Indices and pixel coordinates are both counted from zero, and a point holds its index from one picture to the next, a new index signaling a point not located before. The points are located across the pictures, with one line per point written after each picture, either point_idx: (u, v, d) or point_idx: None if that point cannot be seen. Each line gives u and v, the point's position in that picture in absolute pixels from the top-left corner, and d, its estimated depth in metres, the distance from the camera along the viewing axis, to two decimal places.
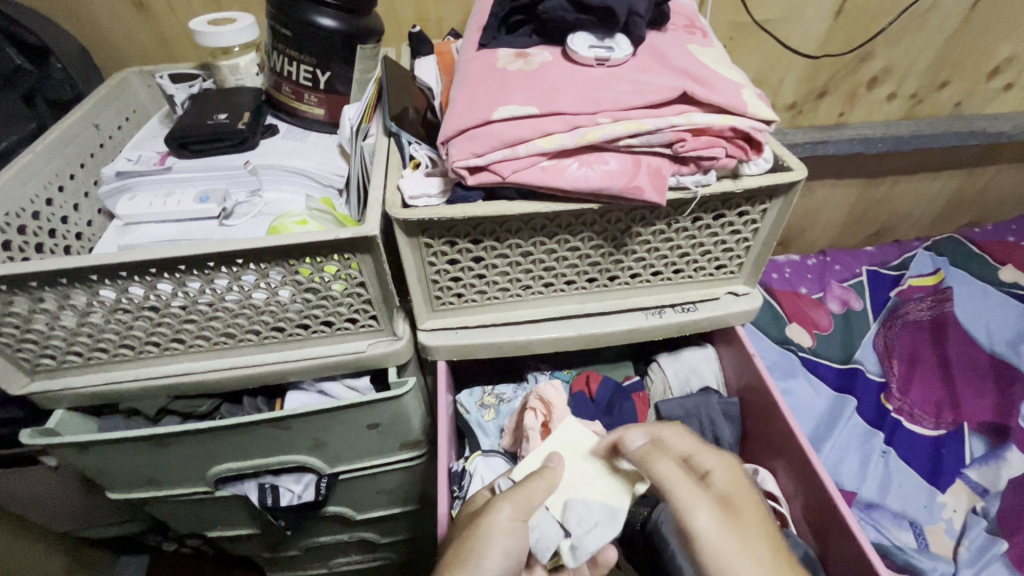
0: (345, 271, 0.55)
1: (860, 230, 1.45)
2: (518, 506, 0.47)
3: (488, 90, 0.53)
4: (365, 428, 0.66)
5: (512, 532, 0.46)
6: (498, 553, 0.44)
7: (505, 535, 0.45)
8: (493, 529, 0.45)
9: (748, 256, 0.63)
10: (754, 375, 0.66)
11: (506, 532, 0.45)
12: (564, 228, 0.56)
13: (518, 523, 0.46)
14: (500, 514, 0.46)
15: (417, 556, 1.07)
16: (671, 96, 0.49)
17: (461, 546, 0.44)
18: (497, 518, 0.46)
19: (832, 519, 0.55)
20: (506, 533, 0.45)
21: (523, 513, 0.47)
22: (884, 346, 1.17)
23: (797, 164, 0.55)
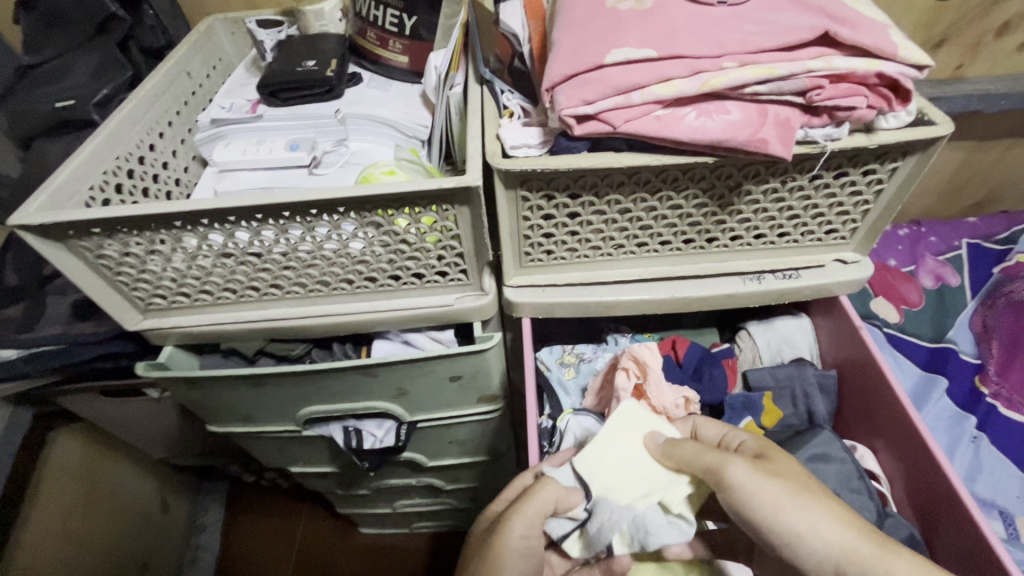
0: (441, 223, 0.54)
1: (961, 199, 1.31)
2: (529, 520, 0.46)
3: (599, 32, 0.49)
4: (447, 380, 0.68)
5: (529, 549, 0.46)
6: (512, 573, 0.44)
7: (514, 554, 0.45)
8: (506, 544, 0.45)
9: (864, 220, 0.58)
10: (859, 347, 0.61)
11: (508, 551, 0.45)
12: (669, 184, 0.52)
13: (531, 536, 0.46)
14: (511, 531, 0.45)
15: (477, 504, 1.12)
16: (809, 36, 0.44)
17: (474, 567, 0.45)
18: (511, 536, 0.45)
19: (941, 499, 0.51)
20: (523, 553, 0.45)
21: (537, 526, 0.46)
22: (982, 326, 1.08)
23: (941, 117, 0.49)
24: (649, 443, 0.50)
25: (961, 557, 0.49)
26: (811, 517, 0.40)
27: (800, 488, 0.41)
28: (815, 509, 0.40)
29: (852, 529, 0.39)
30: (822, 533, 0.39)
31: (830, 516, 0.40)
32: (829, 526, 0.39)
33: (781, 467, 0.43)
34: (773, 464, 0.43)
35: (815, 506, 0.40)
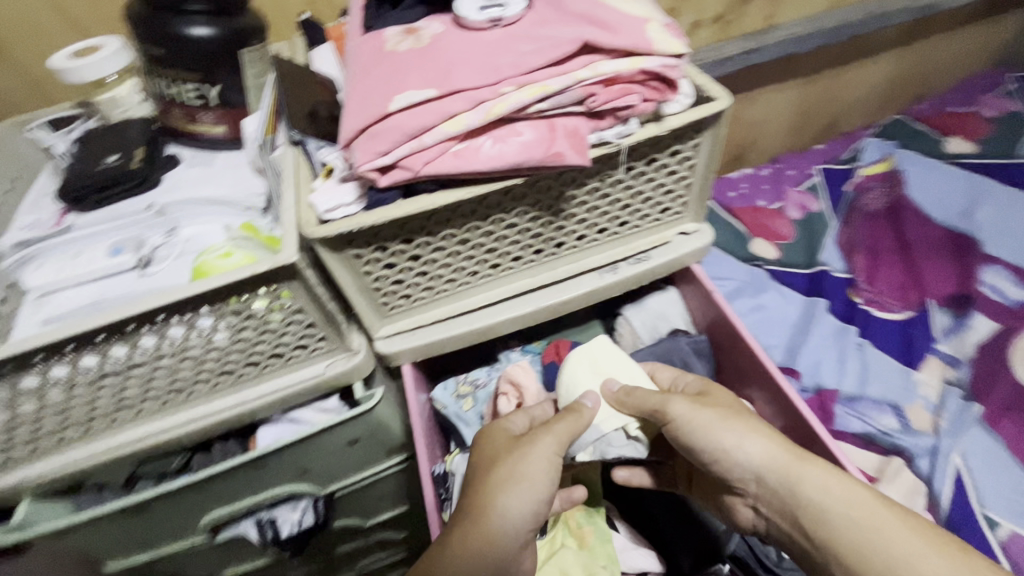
0: (277, 302, 0.53)
1: (808, 129, 1.42)
2: (561, 441, 0.51)
3: (382, 79, 0.48)
4: (346, 445, 0.66)
5: (550, 469, 0.50)
6: (533, 483, 0.49)
7: (544, 465, 0.50)
8: (541, 456, 0.50)
9: (690, 193, 0.61)
10: (718, 309, 0.65)
11: (539, 460, 0.50)
12: (495, 208, 0.53)
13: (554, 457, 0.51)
14: (548, 445, 0.51)
15: None
16: (573, 48, 0.46)
17: (493, 473, 0.50)
18: (541, 449, 0.51)
19: (805, 431, 0.56)
20: (546, 467, 0.50)
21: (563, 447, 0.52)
22: (847, 243, 1.18)
23: (719, 92, 0.52)
24: (605, 386, 0.57)
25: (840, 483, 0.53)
26: (743, 437, 0.51)
27: (730, 416, 0.52)
28: (744, 431, 0.51)
29: (772, 445, 0.50)
30: (746, 450, 0.50)
31: (755, 437, 0.51)
32: (756, 443, 0.51)
33: (717, 402, 0.54)
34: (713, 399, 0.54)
35: (746, 429, 0.51)
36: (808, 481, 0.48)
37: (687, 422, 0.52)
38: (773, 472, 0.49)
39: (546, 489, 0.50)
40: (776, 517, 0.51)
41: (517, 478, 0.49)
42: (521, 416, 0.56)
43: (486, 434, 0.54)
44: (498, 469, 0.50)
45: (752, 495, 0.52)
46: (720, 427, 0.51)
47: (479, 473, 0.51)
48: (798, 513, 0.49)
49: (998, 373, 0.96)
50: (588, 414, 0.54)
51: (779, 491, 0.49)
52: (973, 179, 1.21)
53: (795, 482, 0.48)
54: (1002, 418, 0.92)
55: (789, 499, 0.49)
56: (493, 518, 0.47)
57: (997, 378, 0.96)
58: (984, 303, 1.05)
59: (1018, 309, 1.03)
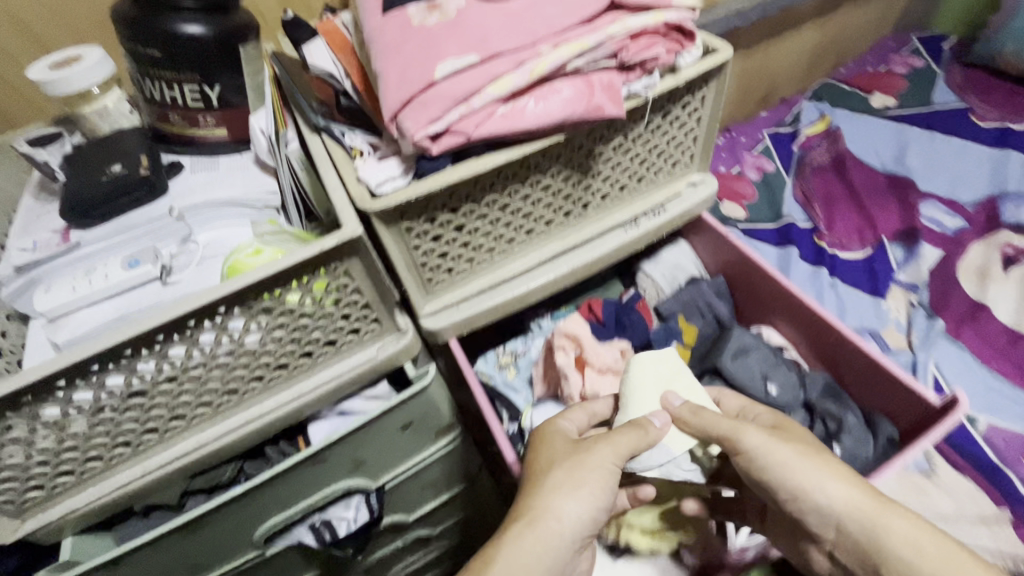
0: (336, 283, 0.52)
1: (747, 102, 1.48)
2: (620, 454, 0.49)
3: (419, 50, 0.50)
4: (400, 430, 0.65)
5: (605, 480, 0.48)
6: (588, 486, 0.47)
7: (600, 473, 0.48)
8: (599, 462, 0.48)
9: (697, 145, 0.66)
10: (732, 249, 0.71)
11: (597, 468, 0.48)
12: (534, 168, 0.56)
13: (610, 470, 0.48)
14: (605, 453, 0.49)
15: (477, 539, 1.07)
16: (600, 7, 0.49)
17: (546, 475, 0.48)
18: (597, 456, 0.48)
19: (833, 341, 0.62)
20: (601, 476, 0.48)
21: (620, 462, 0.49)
22: (803, 195, 1.25)
23: (721, 44, 0.57)
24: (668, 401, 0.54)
25: (871, 381, 0.59)
26: (824, 478, 0.47)
27: (811, 454, 0.48)
28: (822, 472, 0.47)
29: (856, 490, 0.46)
30: (828, 492, 0.46)
31: (836, 479, 0.47)
32: (838, 487, 0.46)
33: (794, 436, 0.50)
34: (791, 432, 0.51)
35: (828, 469, 0.47)
36: (893, 532, 0.44)
37: (761, 456, 0.48)
38: (857, 520, 0.45)
39: (600, 501, 0.47)
40: (856, 567, 0.47)
41: (571, 481, 0.47)
42: (577, 416, 0.54)
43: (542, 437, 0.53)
44: (551, 472, 0.48)
45: (829, 541, 0.48)
46: (798, 467, 0.47)
47: (535, 474, 0.49)
48: (881, 566, 0.45)
49: (951, 292, 1.04)
50: (652, 432, 0.51)
51: (862, 542, 0.45)
52: (899, 127, 1.32)
53: (881, 533, 0.44)
54: (961, 328, 1.00)
55: (872, 551, 0.45)
56: (546, 519, 0.46)
57: (951, 296, 1.04)
58: (929, 234, 1.13)
59: (957, 237, 1.12)
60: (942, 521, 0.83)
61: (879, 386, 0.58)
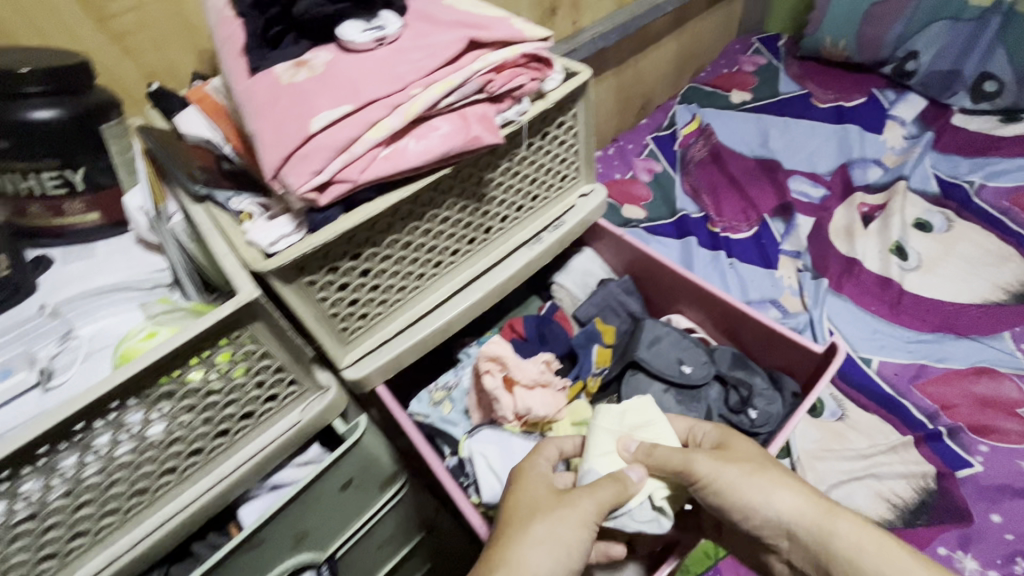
0: (241, 352, 0.50)
1: (629, 112, 1.57)
2: (601, 506, 0.49)
3: (293, 107, 0.51)
4: (339, 491, 0.63)
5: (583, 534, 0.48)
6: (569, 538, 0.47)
7: (580, 527, 0.48)
8: (578, 520, 0.48)
9: (580, 159, 0.71)
10: (632, 249, 0.76)
11: (574, 525, 0.48)
12: (429, 203, 0.57)
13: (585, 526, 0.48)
14: (587, 505, 0.49)
15: None
16: (461, 46, 0.53)
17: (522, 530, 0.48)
18: (580, 508, 0.49)
19: (732, 316, 0.68)
20: (579, 528, 0.48)
21: (596, 513, 0.49)
22: (691, 187, 1.27)
23: (580, 66, 0.62)
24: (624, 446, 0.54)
25: (770, 345, 0.66)
26: (770, 489, 0.50)
27: (757, 469, 0.50)
28: (770, 486, 0.50)
29: (801, 500, 0.49)
30: (776, 505, 0.49)
31: (783, 490, 0.49)
32: (786, 495, 0.49)
33: (739, 454, 0.52)
34: (734, 449, 0.53)
35: (774, 477, 0.50)
36: (840, 534, 0.48)
37: (715, 479, 0.50)
38: (804, 527, 0.49)
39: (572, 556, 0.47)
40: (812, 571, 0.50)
41: (551, 527, 0.47)
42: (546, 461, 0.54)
43: (523, 484, 0.52)
44: (532, 522, 0.48)
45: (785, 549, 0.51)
46: (747, 484, 0.50)
47: (514, 520, 0.49)
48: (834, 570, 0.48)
49: (832, 254, 1.07)
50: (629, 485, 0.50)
51: (812, 547, 0.48)
52: (759, 117, 1.37)
53: (828, 538, 0.47)
54: (846, 283, 1.03)
55: (821, 556, 0.48)
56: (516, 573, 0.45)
57: (834, 258, 1.06)
58: (801, 206, 1.17)
59: (824, 204, 1.16)
60: (861, 459, 0.83)
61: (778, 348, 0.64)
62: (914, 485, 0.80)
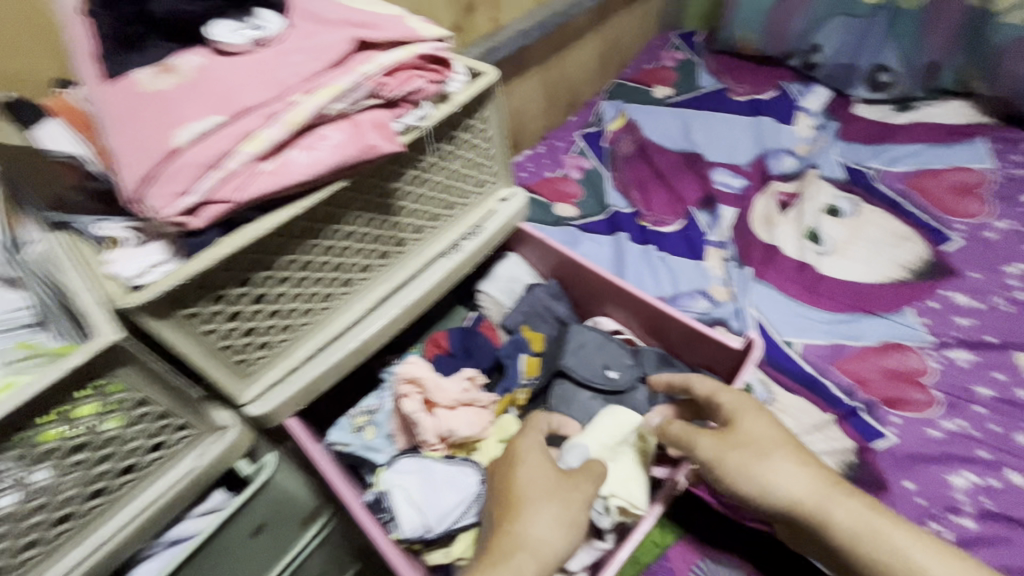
0: (111, 401, 0.44)
1: (557, 109, 1.54)
2: (595, 481, 0.53)
3: (153, 119, 0.45)
4: (251, 537, 0.57)
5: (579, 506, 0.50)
6: (569, 514, 0.49)
7: (579, 501, 0.50)
8: (578, 498, 0.50)
9: (495, 163, 0.68)
10: (556, 253, 0.75)
11: (577, 502, 0.50)
12: (328, 218, 0.53)
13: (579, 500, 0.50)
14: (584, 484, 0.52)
15: None
16: (348, 47, 0.49)
17: (529, 505, 0.49)
18: (580, 489, 0.51)
19: (657, 316, 0.68)
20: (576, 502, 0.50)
21: (592, 484, 0.52)
22: (620, 184, 1.27)
23: (486, 66, 0.59)
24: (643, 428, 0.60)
25: (694, 342, 0.66)
26: (770, 474, 0.52)
27: (759, 454, 0.53)
28: (770, 469, 0.52)
29: (800, 481, 0.52)
30: (778, 487, 0.52)
31: (785, 474, 0.52)
32: (786, 473, 0.52)
33: (742, 439, 0.54)
34: (736, 435, 0.54)
35: (774, 461, 0.52)
36: (836, 516, 0.51)
37: (722, 463, 0.53)
38: (803, 507, 0.52)
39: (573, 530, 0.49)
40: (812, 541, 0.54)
41: (554, 502, 0.49)
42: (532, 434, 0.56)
43: (523, 459, 0.52)
44: (538, 501, 0.49)
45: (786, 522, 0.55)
46: (752, 467, 0.52)
47: (522, 497, 0.49)
48: (828, 543, 0.52)
49: (754, 243, 1.10)
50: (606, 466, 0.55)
51: (807, 524, 0.52)
52: (680, 111, 1.40)
53: (825, 516, 0.51)
54: (767, 271, 1.06)
55: (818, 531, 0.52)
56: (524, 549, 0.46)
57: (757, 248, 1.09)
58: (723, 197, 1.19)
59: (744, 194, 1.19)
60: None
61: (703, 345, 0.65)
62: (838, 461, 0.82)
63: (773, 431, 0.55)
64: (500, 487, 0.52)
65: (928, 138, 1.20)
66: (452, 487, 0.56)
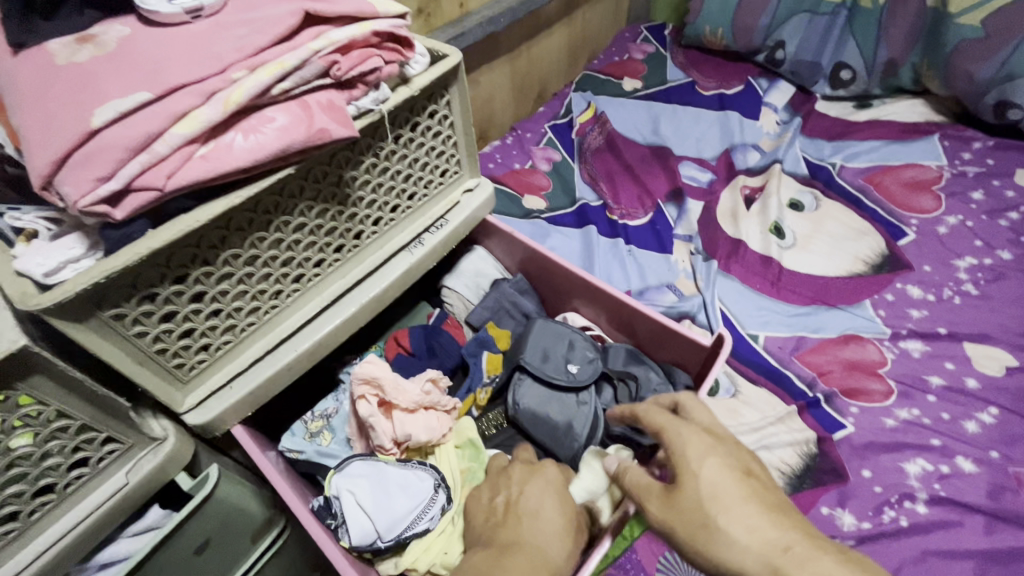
0: (20, 417, 0.39)
1: (526, 100, 1.51)
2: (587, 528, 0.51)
3: (68, 96, 0.39)
4: (195, 555, 0.53)
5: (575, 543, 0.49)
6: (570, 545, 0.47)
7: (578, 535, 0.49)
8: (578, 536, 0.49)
9: (461, 152, 0.65)
10: (523, 248, 0.72)
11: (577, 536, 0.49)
12: (275, 210, 0.49)
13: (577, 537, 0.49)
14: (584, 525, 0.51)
15: None
16: (295, 21, 0.44)
17: (545, 517, 0.47)
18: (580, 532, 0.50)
19: (625, 312, 0.66)
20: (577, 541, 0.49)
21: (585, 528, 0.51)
22: (590, 176, 1.25)
23: (449, 48, 0.55)
24: None
25: (663, 339, 0.65)
26: (719, 547, 0.41)
27: (699, 523, 0.41)
28: (718, 540, 0.41)
29: (755, 549, 0.40)
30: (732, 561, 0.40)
31: (733, 545, 0.40)
32: (743, 539, 0.40)
33: (683, 503, 0.43)
34: (683, 494, 0.43)
35: (722, 530, 0.41)
36: None
37: (666, 531, 0.43)
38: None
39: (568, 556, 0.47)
40: None
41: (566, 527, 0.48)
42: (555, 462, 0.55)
43: (547, 476, 0.52)
44: (556, 517, 0.48)
45: None
46: (697, 542, 0.41)
47: (538, 508, 0.48)
48: None
49: (720, 237, 1.10)
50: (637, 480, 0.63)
51: None
52: (649, 104, 1.39)
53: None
54: (733, 264, 1.06)
55: None
56: (531, 549, 0.44)
57: (724, 242, 1.09)
58: (690, 191, 1.19)
59: (711, 188, 1.19)
60: (753, 432, 0.86)
61: (672, 341, 0.64)
62: (799, 451, 0.83)
63: (720, 482, 0.43)
64: (517, 488, 0.51)
65: (886, 135, 1.23)
66: (405, 491, 0.53)
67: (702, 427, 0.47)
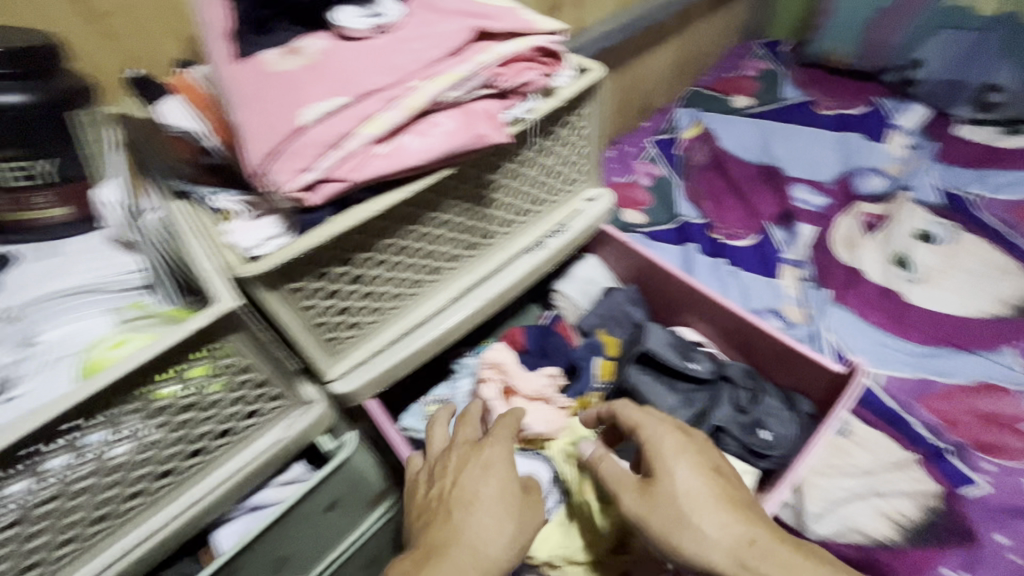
0: (217, 366, 0.46)
1: (629, 115, 1.51)
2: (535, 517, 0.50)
3: (278, 97, 0.46)
4: (324, 513, 0.58)
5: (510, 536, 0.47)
6: (504, 536, 0.47)
7: (524, 524, 0.48)
8: (524, 523, 0.48)
9: (586, 162, 0.67)
10: (638, 258, 0.73)
11: (518, 525, 0.48)
12: (428, 206, 0.53)
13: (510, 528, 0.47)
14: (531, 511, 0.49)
15: None
16: (467, 36, 0.49)
17: (472, 511, 0.47)
18: (528, 518, 0.49)
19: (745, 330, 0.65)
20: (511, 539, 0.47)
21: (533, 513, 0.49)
22: (692, 193, 1.22)
23: (594, 64, 0.58)
24: None
25: (784, 360, 0.63)
26: (693, 544, 0.44)
27: (672, 519, 0.45)
28: (688, 534, 0.44)
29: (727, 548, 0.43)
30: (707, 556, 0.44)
31: (709, 541, 0.44)
32: (713, 536, 0.44)
33: (659, 493, 0.46)
34: (659, 487, 0.47)
35: (696, 528, 0.44)
36: None
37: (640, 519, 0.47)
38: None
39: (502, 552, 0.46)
40: None
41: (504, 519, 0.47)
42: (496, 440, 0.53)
43: (475, 467, 0.50)
44: (480, 508, 0.47)
45: None
46: (671, 532, 0.45)
47: (468, 497, 0.48)
48: None
49: (835, 264, 1.03)
50: None
51: None
52: (760, 123, 1.33)
53: None
54: (847, 295, 0.98)
55: None
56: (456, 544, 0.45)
57: (840, 271, 1.02)
58: (803, 214, 1.12)
59: (826, 212, 1.12)
60: (866, 476, 0.79)
61: (794, 363, 0.62)
62: (921, 504, 0.75)
63: (699, 478, 0.46)
64: (452, 475, 0.51)
65: None
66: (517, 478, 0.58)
67: (676, 426, 0.51)
